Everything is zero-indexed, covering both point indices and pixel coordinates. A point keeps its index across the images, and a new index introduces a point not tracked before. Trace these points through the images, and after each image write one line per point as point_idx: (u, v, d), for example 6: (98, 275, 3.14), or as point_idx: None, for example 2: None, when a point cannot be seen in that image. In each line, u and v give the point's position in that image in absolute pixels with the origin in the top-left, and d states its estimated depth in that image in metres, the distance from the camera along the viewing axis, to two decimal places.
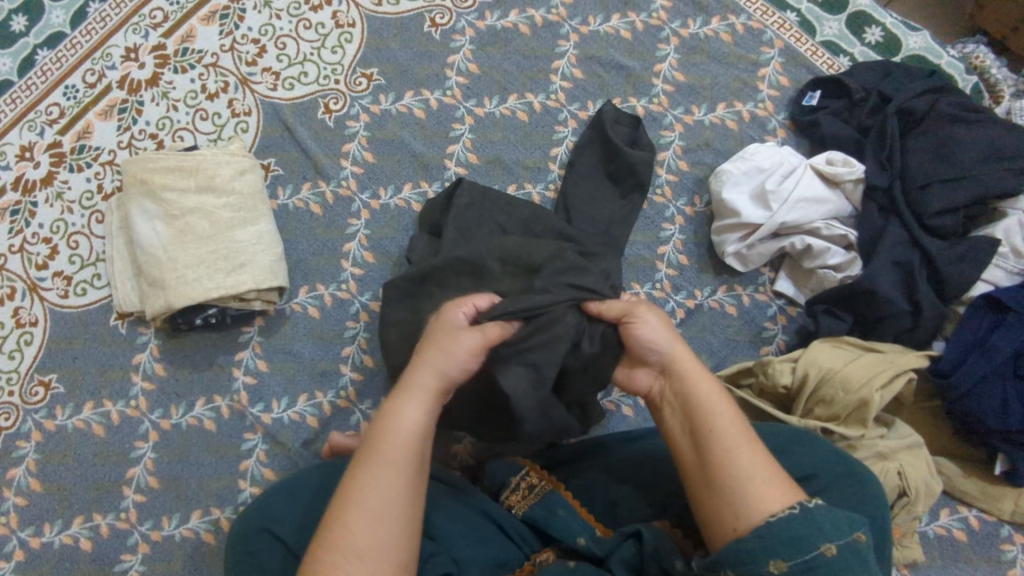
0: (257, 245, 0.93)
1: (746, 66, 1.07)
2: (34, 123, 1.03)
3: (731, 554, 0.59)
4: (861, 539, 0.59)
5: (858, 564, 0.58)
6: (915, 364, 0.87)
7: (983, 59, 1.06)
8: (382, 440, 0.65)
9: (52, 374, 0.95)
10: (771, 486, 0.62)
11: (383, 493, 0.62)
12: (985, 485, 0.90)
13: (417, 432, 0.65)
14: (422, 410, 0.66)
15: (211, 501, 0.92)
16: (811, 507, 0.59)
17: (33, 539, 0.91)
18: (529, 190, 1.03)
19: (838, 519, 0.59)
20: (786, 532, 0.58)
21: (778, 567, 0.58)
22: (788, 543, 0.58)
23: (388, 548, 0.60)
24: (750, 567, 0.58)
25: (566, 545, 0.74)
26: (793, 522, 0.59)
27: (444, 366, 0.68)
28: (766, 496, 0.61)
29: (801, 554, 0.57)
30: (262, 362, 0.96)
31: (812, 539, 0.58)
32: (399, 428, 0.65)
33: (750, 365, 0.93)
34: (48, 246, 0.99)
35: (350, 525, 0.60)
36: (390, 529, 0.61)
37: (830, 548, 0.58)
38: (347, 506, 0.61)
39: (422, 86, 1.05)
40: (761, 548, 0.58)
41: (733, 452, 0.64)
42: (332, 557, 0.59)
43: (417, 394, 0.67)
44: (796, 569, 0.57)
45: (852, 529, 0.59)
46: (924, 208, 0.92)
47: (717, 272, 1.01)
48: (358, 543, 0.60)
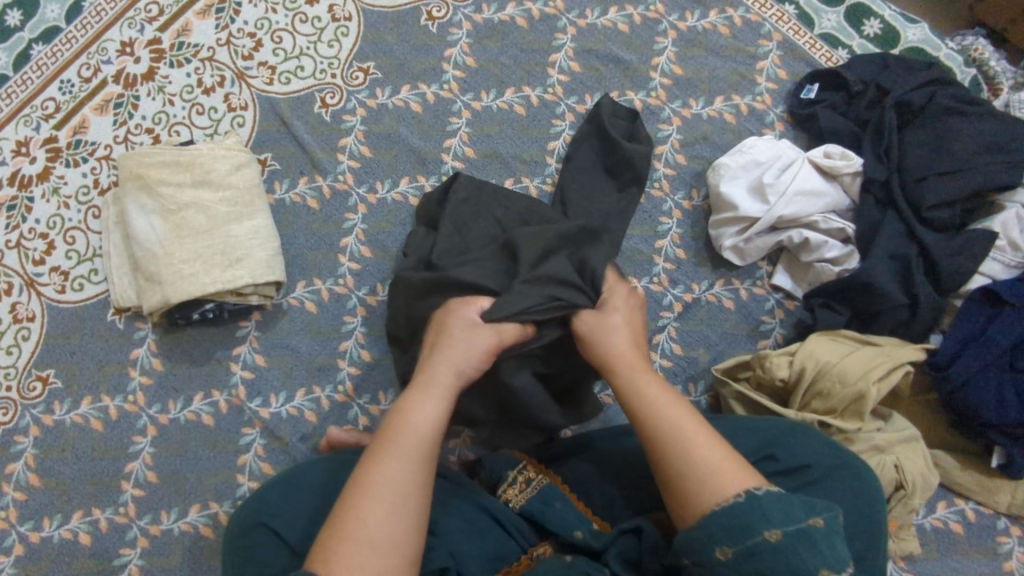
0: (253, 240, 0.93)
1: (744, 59, 1.06)
2: (30, 118, 1.02)
3: (685, 541, 0.61)
4: (817, 526, 0.59)
5: (808, 550, 0.58)
6: (912, 357, 0.87)
7: (982, 51, 1.06)
8: (394, 434, 0.67)
9: (50, 370, 0.96)
10: (726, 473, 0.63)
11: (396, 486, 0.64)
12: (981, 477, 0.90)
13: (430, 428, 0.68)
14: (433, 408, 0.70)
15: (209, 495, 0.92)
16: (758, 495, 0.60)
17: (32, 533, 0.91)
18: (526, 184, 1.02)
19: (790, 507, 0.59)
20: (739, 517, 0.59)
21: (724, 554, 0.59)
22: (733, 529, 0.59)
23: (398, 537, 0.62)
24: (706, 553, 0.60)
25: (564, 539, 0.75)
26: (740, 509, 0.60)
27: (458, 367, 0.73)
28: (721, 481, 0.63)
29: (745, 539, 0.58)
30: (260, 356, 0.96)
31: (760, 523, 0.58)
32: (413, 423, 0.68)
33: (747, 359, 0.93)
34: (44, 242, 0.99)
35: (364, 516, 0.62)
36: (399, 519, 0.63)
37: (774, 535, 0.58)
38: (361, 499, 0.63)
39: (419, 80, 1.05)
40: (707, 535, 0.60)
41: (691, 443, 0.66)
42: (344, 545, 0.60)
43: (431, 392, 0.71)
44: (741, 554, 0.58)
45: (807, 515, 0.59)
46: (922, 201, 0.91)
47: (714, 266, 1.01)
48: (371, 532, 0.61)
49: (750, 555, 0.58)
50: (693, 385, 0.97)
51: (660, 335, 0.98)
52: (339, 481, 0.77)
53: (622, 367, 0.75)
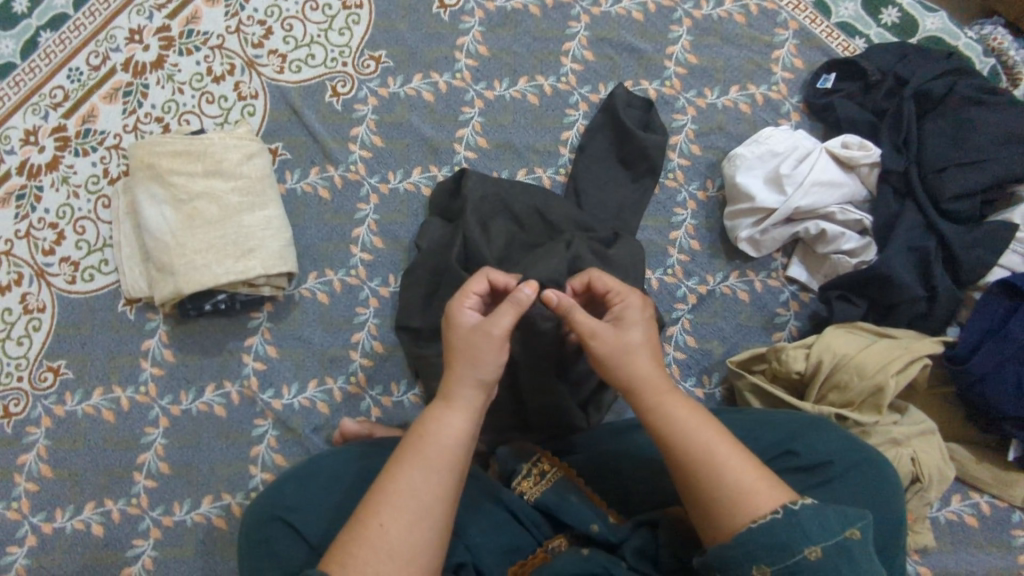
0: (265, 230, 0.93)
1: (760, 48, 1.05)
2: (39, 107, 1.01)
3: (717, 560, 0.60)
4: (852, 538, 0.57)
5: (846, 564, 0.57)
6: (930, 350, 0.86)
7: (1001, 40, 1.05)
8: (425, 445, 0.63)
9: (61, 361, 0.95)
10: (756, 495, 0.61)
11: (423, 497, 0.61)
12: (997, 471, 0.90)
13: (457, 437, 0.64)
14: (465, 420, 0.65)
15: (222, 486, 0.92)
16: (794, 510, 0.58)
17: (44, 525, 0.91)
18: (539, 174, 1.01)
19: (826, 518, 0.58)
20: (774, 536, 0.58)
21: (762, 571, 0.58)
22: (770, 548, 0.58)
23: (423, 551, 0.60)
24: (743, 571, 0.58)
25: (579, 532, 0.75)
26: (777, 528, 0.58)
27: (483, 374, 0.66)
28: (755, 494, 0.61)
29: (785, 558, 0.57)
30: (272, 348, 0.95)
31: (800, 541, 0.57)
32: (441, 435, 0.64)
33: (763, 351, 0.92)
34: (54, 232, 0.98)
35: (384, 524, 0.60)
36: (428, 533, 0.61)
37: (814, 552, 0.57)
38: (383, 505, 0.61)
39: (431, 69, 1.04)
40: (744, 551, 0.58)
41: (714, 455, 0.63)
42: (360, 549, 0.59)
43: (460, 401, 0.65)
44: (779, 571, 0.57)
45: (843, 528, 0.58)
46: (942, 192, 0.90)
47: (729, 257, 1.00)
48: (391, 544, 0.59)
49: (789, 573, 0.57)
50: (708, 377, 0.96)
51: (674, 327, 0.98)
52: (359, 473, 0.76)
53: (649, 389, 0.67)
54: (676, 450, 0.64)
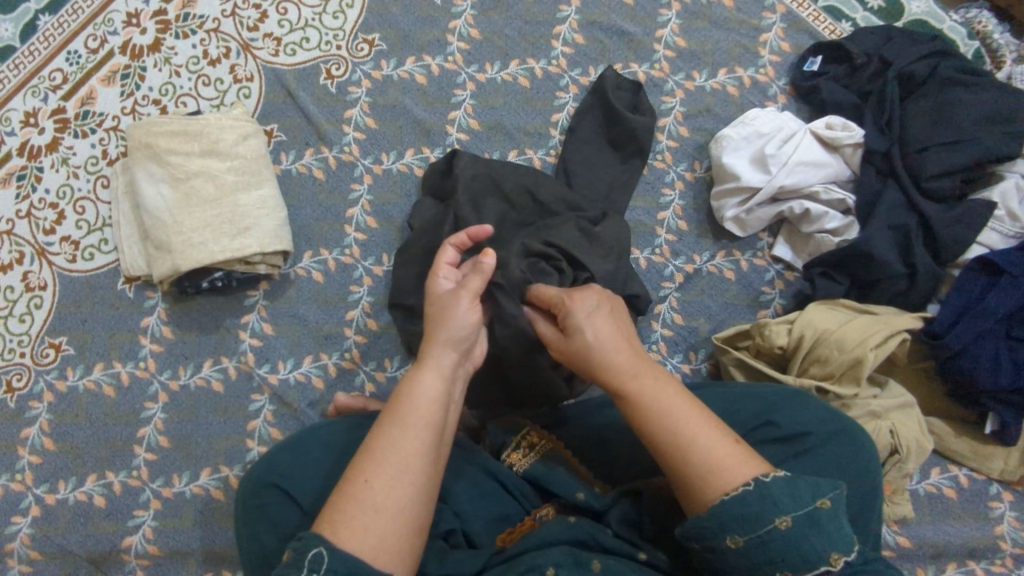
0: (261, 210, 0.95)
1: (747, 31, 1.06)
2: (38, 89, 1.03)
3: (694, 530, 0.61)
4: (822, 508, 0.59)
5: (816, 534, 0.58)
6: (908, 325, 0.89)
7: (986, 24, 1.06)
8: (403, 407, 0.66)
9: (62, 337, 0.97)
10: (725, 467, 0.62)
11: (404, 455, 0.63)
12: (975, 444, 0.93)
13: (433, 402, 0.66)
14: (440, 384, 0.68)
15: (220, 459, 0.94)
16: (765, 483, 0.60)
17: (47, 496, 0.94)
18: (529, 156, 1.03)
19: (796, 490, 0.60)
20: (746, 507, 0.59)
21: (735, 542, 0.59)
22: (743, 519, 0.59)
23: (406, 506, 0.62)
24: (717, 541, 0.60)
25: (566, 501, 0.77)
26: (749, 499, 0.59)
27: (456, 334, 0.70)
28: (724, 468, 0.62)
29: (756, 528, 0.59)
30: (268, 325, 0.98)
31: (771, 512, 0.59)
32: (420, 396, 0.66)
33: (747, 328, 0.94)
34: (54, 212, 1.00)
35: (368, 481, 0.62)
36: (411, 487, 0.62)
37: (785, 522, 0.58)
38: (367, 463, 0.63)
39: (423, 52, 1.05)
40: (718, 524, 0.60)
41: (683, 425, 0.64)
42: (349, 507, 0.61)
43: (433, 367, 0.68)
44: (752, 542, 0.59)
45: (813, 498, 0.59)
46: (921, 172, 0.92)
47: (716, 237, 1.02)
48: (376, 500, 0.61)
49: (761, 544, 0.59)
50: (694, 354, 0.99)
51: (661, 305, 1.00)
52: (351, 443, 0.79)
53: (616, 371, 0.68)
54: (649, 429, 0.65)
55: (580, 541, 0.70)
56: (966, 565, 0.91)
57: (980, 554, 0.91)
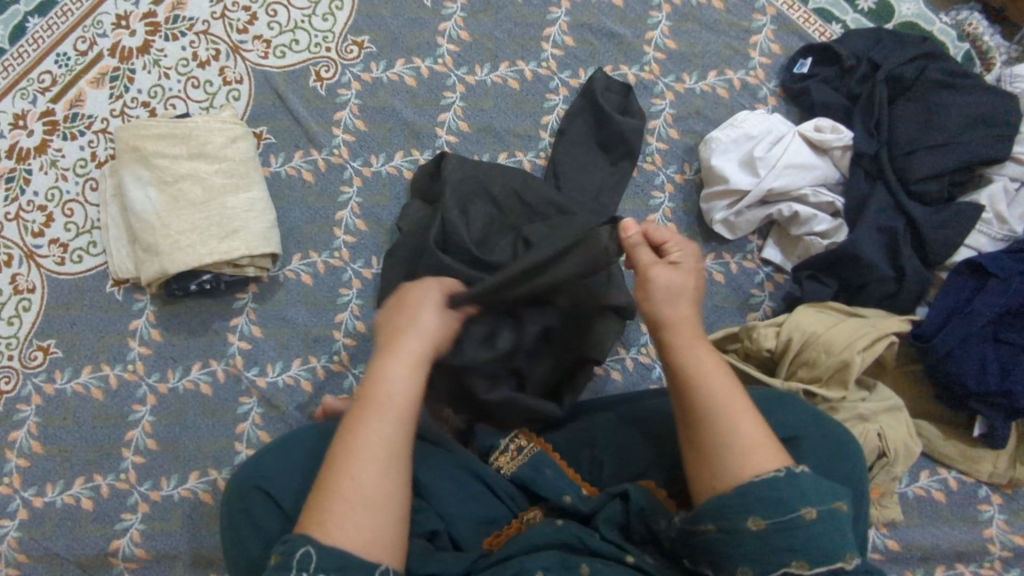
0: (249, 212, 0.94)
1: (737, 34, 1.06)
2: (27, 91, 1.03)
3: (713, 509, 0.60)
4: (840, 508, 0.60)
5: (835, 531, 0.59)
6: (896, 328, 0.89)
7: (976, 26, 1.06)
8: (373, 400, 0.65)
9: (51, 340, 0.97)
10: (758, 453, 0.63)
11: (386, 443, 0.64)
12: (963, 447, 0.93)
13: (406, 392, 0.66)
14: (410, 373, 0.67)
15: (208, 462, 0.94)
16: (796, 473, 0.60)
17: (35, 499, 0.94)
18: (519, 158, 1.03)
19: (822, 487, 0.60)
20: (775, 491, 0.59)
21: (756, 524, 0.59)
22: (768, 502, 0.59)
23: (391, 492, 0.62)
24: (736, 522, 0.59)
25: (554, 504, 0.77)
26: (778, 483, 0.60)
27: (416, 334, 0.70)
28: (754, 456, 0.62)
29: (782, 513, 0.58)
30: (256, 328, 0.98)
31: (798, 500, 0.59)
32: (388, 388, 0.66)
33: (735, 331, 0.94)
34: (43, 214, 1.00)
35: (354, 477, 0.62)
36: (393, 475, 0.63)
37: (809, 512, 0.58)
38: (347, 460, 0.63)
39: (413, 54, 1.05)
40: (741, 503, 0.60)
41: (730, 403, 0.65)
42: (335, 505, 0.61)
43: (403, 358, 0.68)
44: (773, 526, 0.58)
45: (836, 497, 0.60)
46: (910, 174, 0.92)
47: (705, 240, 1.02)
48: (362, 492, 0.61)
49: (781, 531, 0.58)
50: None
51: None
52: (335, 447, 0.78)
53: (678, 332, 0.70)
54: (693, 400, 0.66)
55: (568, 544, 0.70)
56: (954, 568, 0.91)
57: (968, 557, 0.91)
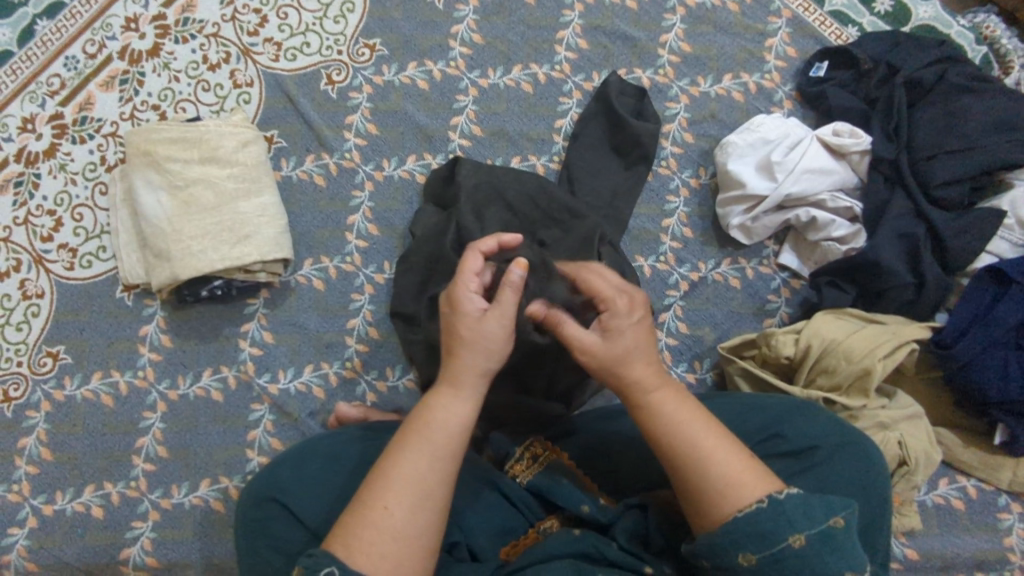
0: (260, 217, 0.93)
1: (753, 37, 1.05)
2: (35, 95, 1.02)
3: (704, 547, 0.59)
4: (837, 526, 0.57)
5: (831, 554, 0.57)
6: (917, 335, 0.87)
7: (994, 28, 1.05)
8: (427, 430, 0.63)
9: (60, 346, 0.96)
10: (744, 485, 0.59)
11: (427, 480, 0.62)
12: (983, 455, 0.92)
13: (460, 424, 0.64)
14: (471, 407, 0.65)
15: (220, 469, 0.93)
16: (780, 499, 0.57)
17: (45, 507, 0.93)
18: (532, 162, 1.02)
19: (810, 507, 0.57)
20: (760, 524, 0.57)
21: (748, 559, 0.57)
22: (757, 536, 0.57)
23: (425, 531, 0.61)
24: (728, 558, 0.58)
25: (570, 514, 0.76)
26: (762, 515, 0.57)
27: (486, 364, 0.65)
28: (736, 494, 0.59)
29: (770, 546, 0.57)
30: (268, 334, 0.97)
31: (785, 529, 0.57)
32: (444, 422, 0.63)
33: (753, 337, 0.93)
34: (52, 219, 0.99)
35: (388, 507, 0.60)
36: (431, 511, 0.61)
37: (798, 539, 0.56)
38: (385, 488, 0.61)
39: (425, 57, 1.04)
40: (729, 541, 0.58)
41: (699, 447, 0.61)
42: (364, 530, 0.59)
43: (467, 389, 0.65)
44: (766, 559, 0.57)
45: (827, 516, 0.57)
46: (930, 179, 0.91)
47: (721, 245, 1.01)
48: (397, 525, 0.60)
49: (774, 561, 0.57)
50: (699, 363, 0.97)
51: (666, 314, 0.99)
52: (350, 458, 0.77)
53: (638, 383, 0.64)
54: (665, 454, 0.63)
55: (586, 554, 0.69)
56: None
57: (988, 566, 0.90)
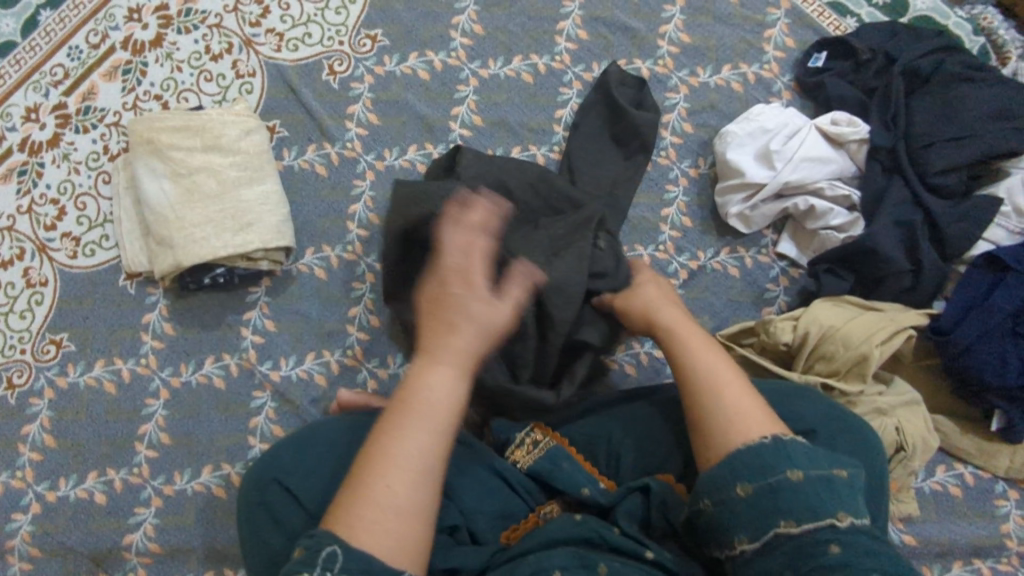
0: (263, 205, 0.94)
1: (751, 28, 1.06)
2: (39, 84, 1.03)
3: (705, 482, 0.62)
4: (840, 474, 0.59)
5: (829, 492, 0.58)
6: (913, 321, 0.89)
7: (991, 20, 1.05)
8: (420, 406, 0.62)
9: (63, 334, 0.97)
10: (750, 422, 0.64)
11: (425, 457, 0.60)
12: (980, 442, 0.92)
13: (450, 400, 0.63)
14: (458, 379, 0.64)
15: (221, 456, 0.94)
16: (783, 440, 0.61)
17: (48, 493, 0.93)
18: (532, 152, 1.02)
19: (814, 454, 0.61)
20: (761, 458, 0.60)
21: (744, 491, 0.60)
22: (758, 468, 0.60)
23: (423, 508, 0.59)
24: (727, 491, 0.60)
25: (571, 497, 0.77)
26: (764, 451, 0.61)
27: (468, 340, 0.65)
28: (744, 427, 0.64)
29: (768, 477, 0.59)
30: (270, 322, 0.97)
31: (785, 464, 0.59)
32: (433, 395, 0.62)
33: (752, 325, 0.94)
34: (55, 208, 1.00)
35: (390, 485, 0.59)
36: (428, 490, 0.60)
37: (797, 475, 0.58)
38: (386, 467, 0.59)
39: (426, 48, 1.05)
40: (729, 473, 0.61)
41: (720, 383, 0.69)
42: (362, 509, 0.58)
43: (450, 362, 0.64)
44: (762, 490, 0.59)
45: (831, 466, 0.60)
46: (928, 167, 0.92)
47: (720, 234, 1.01)
48: (397, 502, 0.58)
49: (770, 492, 0.58)
50: None
51: None
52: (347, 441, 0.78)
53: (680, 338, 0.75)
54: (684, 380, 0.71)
55: (588, 539, 0.69)
56: (972, 564, 0.90)
57: (985, 553, 0.90)
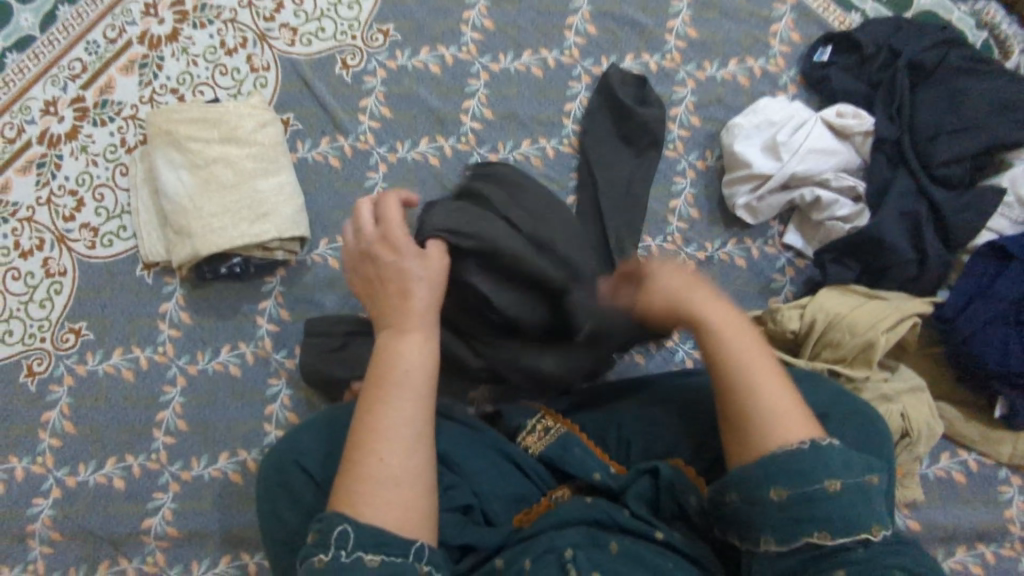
0: (279, 196, 0.96)
1: (757, 22, 1.08)
2: (58, 78, 1.04)
3: (737, 478, 0.61)
4: (872, 483, 0.59)
5: (862, 504, 0.58)
6: (918, 309, 0.90)
7: (993, 15, 1.07)
8: (394, 375, 0.67)
9: (82, 323, 0.98)
10: (789, 421, 0.63)
11: (408, 423, 0.65)
12: (984, 429, 0.94)
13: (423, 362, 0.68)
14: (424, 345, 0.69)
15: (238, 443, 0.95)
16: (822, 445, 0.60)
17: (68, 478, 0.95)
18: (542, 145, 1.04)
19: (849, 458, 0.60)
20: (798, 463, 0.59)
21: (779, 495, 0.59)
22: (793, 473, 0.59)
23: (423, 469, 0.64)
24: (760, 492, 0.60)
25: (583, 482, 0.78)
26: (803, 456, 0.60)
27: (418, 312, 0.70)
28: (781, 426, 0.63)
29: (804, 484, 0.58)
30: (285, 311, 0.99)
31: (822, 471, 0.59)
32: (405, 363, 0.67)
33: (760, 314, 0.95)
34: (74, 199, 1.01)
35: (382, 458, 0.63)
36: (421, 451, 0.64)
37: (835, 484, 0.58)
38: (373, 443, 0.63)
39: (437, 42, 1.07)
40: (765, 474, 0.60)
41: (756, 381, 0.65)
42: (365, 489, 0.61)
43: (415, 329, 0.70)
44: (797, 497, 0.58)
45: (865, 472, 0.60)
46: (932, 159, 0.94)
47: (727, 225, 1.03)
48: (393, 470, 0.62)
49: (804, 500, 0.58)
50: None
51: None
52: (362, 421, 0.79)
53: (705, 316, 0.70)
54: (719, 377, 0.67)
55: (599, 521, 0.70)
56: (976, 549, 0.92)
57: (989, 537, 0.92)
